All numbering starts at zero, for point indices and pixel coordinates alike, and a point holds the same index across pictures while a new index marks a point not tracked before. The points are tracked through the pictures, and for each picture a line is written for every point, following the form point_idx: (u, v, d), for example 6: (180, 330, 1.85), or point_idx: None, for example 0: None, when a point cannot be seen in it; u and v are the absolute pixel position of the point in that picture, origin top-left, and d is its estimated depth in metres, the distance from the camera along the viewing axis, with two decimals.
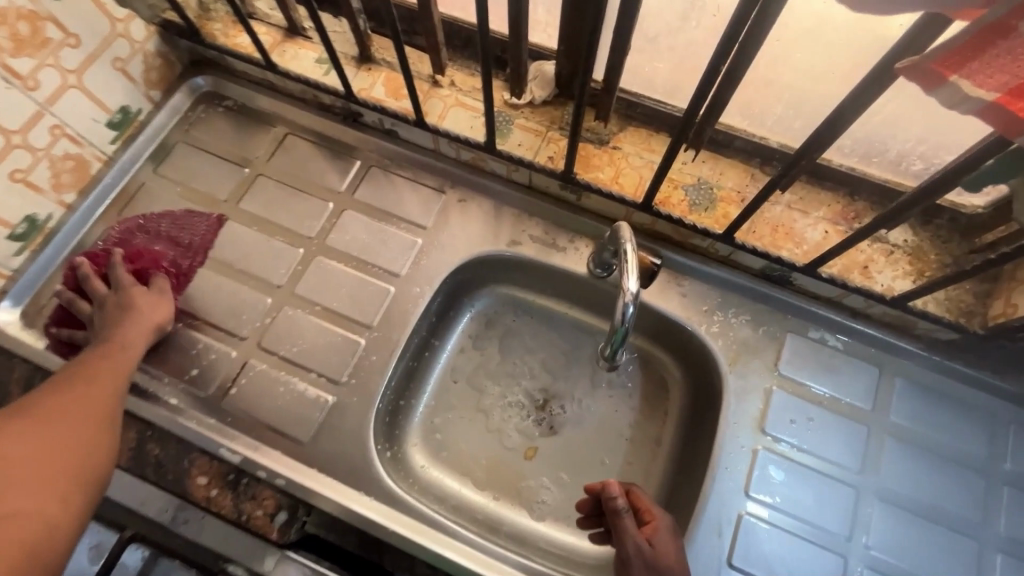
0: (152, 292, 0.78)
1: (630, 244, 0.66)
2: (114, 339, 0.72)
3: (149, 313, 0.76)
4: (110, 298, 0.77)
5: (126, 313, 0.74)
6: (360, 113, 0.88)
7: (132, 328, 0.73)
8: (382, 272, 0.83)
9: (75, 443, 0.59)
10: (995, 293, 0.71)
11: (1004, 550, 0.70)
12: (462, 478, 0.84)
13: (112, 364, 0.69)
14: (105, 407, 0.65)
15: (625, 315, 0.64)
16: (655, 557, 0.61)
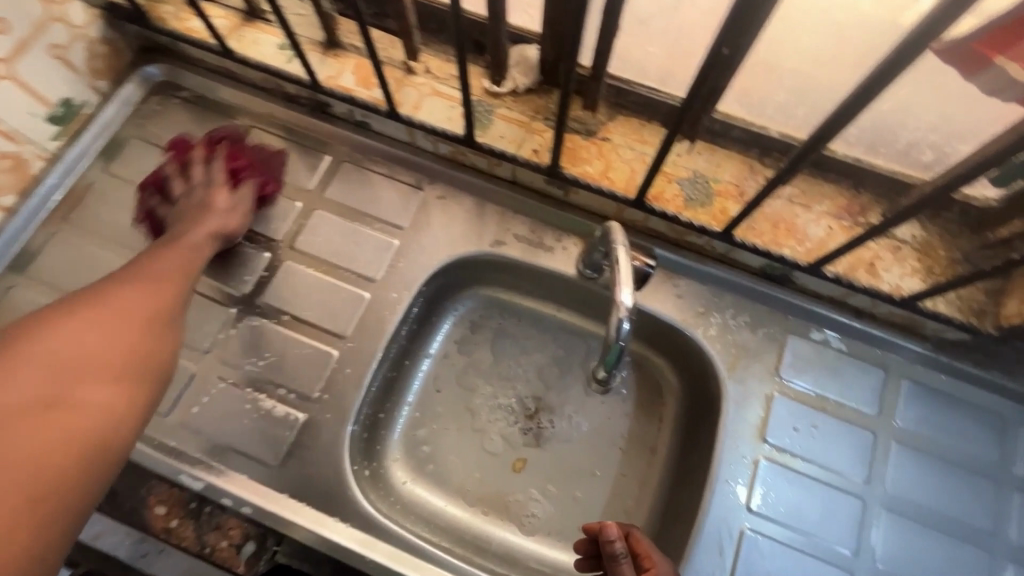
0: (231, 195, 0.75)
1: (620, 247, 0.61)
2: (191, 233, 0.71)
3: (219, 220, 0.73)
4: (202, 187, 0.76)
5: (202, 212, 0.73)
6: (328, 103, 0.81)
7: (200, 229, 0.71)
8: (356, 277, 0.77)
9: (140, 335, 0.60)
10: (1007, 290, 0.67)
11: (1017, 560, 0.67)
12: (447, 494, 0.79)
13: (184, 252, 0.68)
14: (172, 294, 0.64)
15: (620, 331, 0.59)
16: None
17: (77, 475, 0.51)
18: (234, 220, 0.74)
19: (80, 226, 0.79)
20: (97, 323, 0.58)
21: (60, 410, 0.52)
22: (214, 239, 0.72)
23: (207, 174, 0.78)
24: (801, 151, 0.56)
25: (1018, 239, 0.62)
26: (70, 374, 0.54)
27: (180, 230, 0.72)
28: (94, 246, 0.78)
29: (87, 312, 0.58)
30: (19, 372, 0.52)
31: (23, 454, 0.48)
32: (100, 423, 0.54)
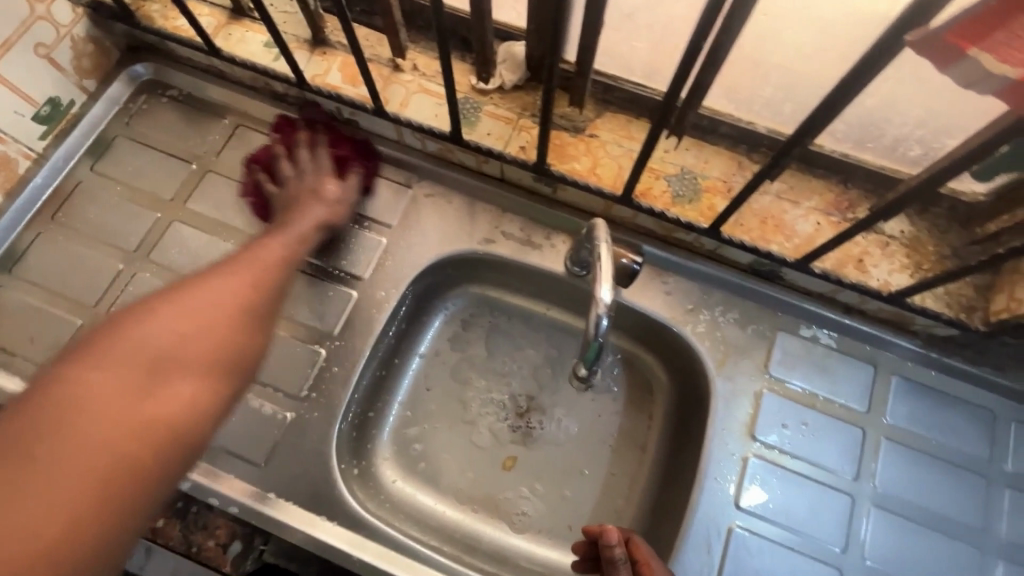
0: (341, 185, 0.74)
1: (602, 243, 0.60)
2: (301, 219, 0.69)
3: (324, 210, 0.72)
4: (310, 172, 0.74)
5: (312, 201, 0.71)
6: (316, 101, 0.81)
7: (308, 219, 0.70)
8: (344, 276, 0.77)
9: (234, 325, 0.50)
10: (996, 286, 0.67)
11: (1007, 557, 0.67)
12: (436, 493, 0.79)
13: (284, 247, 0.64)
14: (259, 282, 0.56)
15: (599, 328, 0.58)
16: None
17: (152, 470, 0.40)
18: (340, 211, 0.74)
19: (66, 225, 0.78)
20: (216, 303, 0.51)
21: (149, 400, 0.41)
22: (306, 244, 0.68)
23: (312, 157, 0.75)
24: (786, 147, 0.55)
25: (1009, 235, 0.62)
26: (172, 358, 0.44)
27: (283, 221, 0.69)
28: (81, 246, 0.77)
29: (209, 292, 0.51)
30: (120, 348, 0.43)
31: (94, 447, 0.37)
32: (184, 420, 0.43)
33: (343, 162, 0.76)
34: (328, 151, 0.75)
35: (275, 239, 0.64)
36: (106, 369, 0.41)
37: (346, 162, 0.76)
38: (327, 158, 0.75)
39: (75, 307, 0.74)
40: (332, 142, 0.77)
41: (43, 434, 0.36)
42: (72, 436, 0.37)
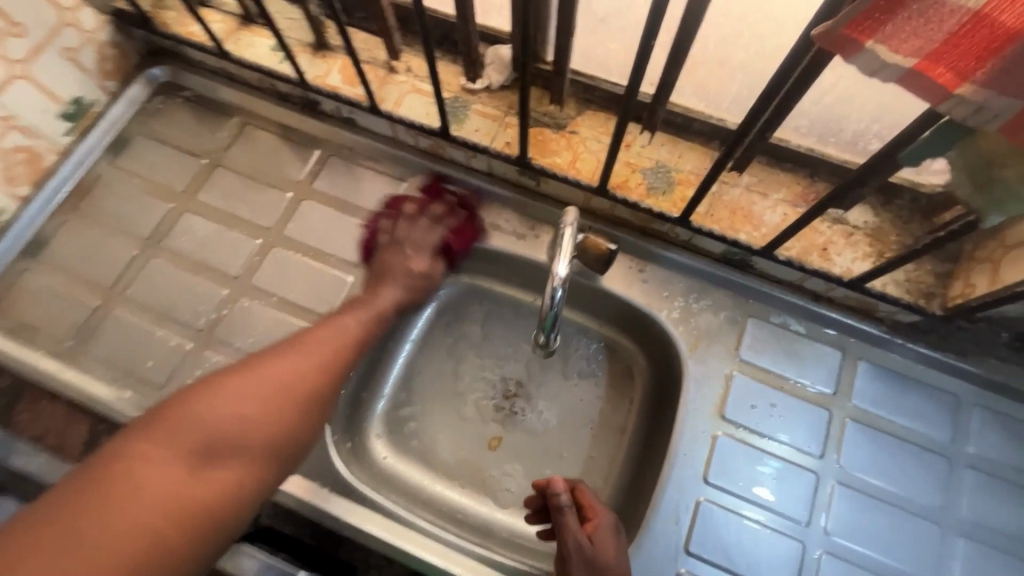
0: (431, 268, 0.81)
1: (568, 229, 0.63)
2: (381, 295, 0.76)
3: (407, 294, 0.78)
4: (413, 245, 0.80)
5: (399, 278, 0.78)
6: (318, 101, 0.87)
7: (395, 298, 0.76)
8: (340, 262, 0.82)
9: (280, 412, 0.63)
10: (955, 273, 0.70)
11: (967, 534, 0.70)
12: (424, 468, 0.83)
13: (351, 330, 0.71)
14: (314, 370, 0.67)
15: (554, 299, 0.63)
16: (594, 554, 0.62)
17: (182, 539, 0.52)
18: (420, 287, 0.80)
19: (87, 214, 0.85)
20: (260, 395, 0.62)
21: (195, 479, 0.55)
22: (381, 320, 0.75)
23: (422, 230, 0.81)
24: (744, 125, 0.59)
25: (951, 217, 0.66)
26: (219, 448, 0.58)
27: (362, 297, 0.76)
28: (99, 233, 0.83)
29: (257, 383, 0.63)
30: (184, 430, 0.57)
31: (145, 509, 0.51)
32: (219, 499, 0.56)
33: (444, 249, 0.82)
34: (439, 236, 0.81)
35: (340, 321, 0.71)
36: (171, 447, 0.56)
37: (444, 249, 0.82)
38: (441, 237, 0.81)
39: (92, 289, 0.80)
40: (459, 222, 0.82)
41: (110, 501, 0.50)
42: (130, 506, 0.51)
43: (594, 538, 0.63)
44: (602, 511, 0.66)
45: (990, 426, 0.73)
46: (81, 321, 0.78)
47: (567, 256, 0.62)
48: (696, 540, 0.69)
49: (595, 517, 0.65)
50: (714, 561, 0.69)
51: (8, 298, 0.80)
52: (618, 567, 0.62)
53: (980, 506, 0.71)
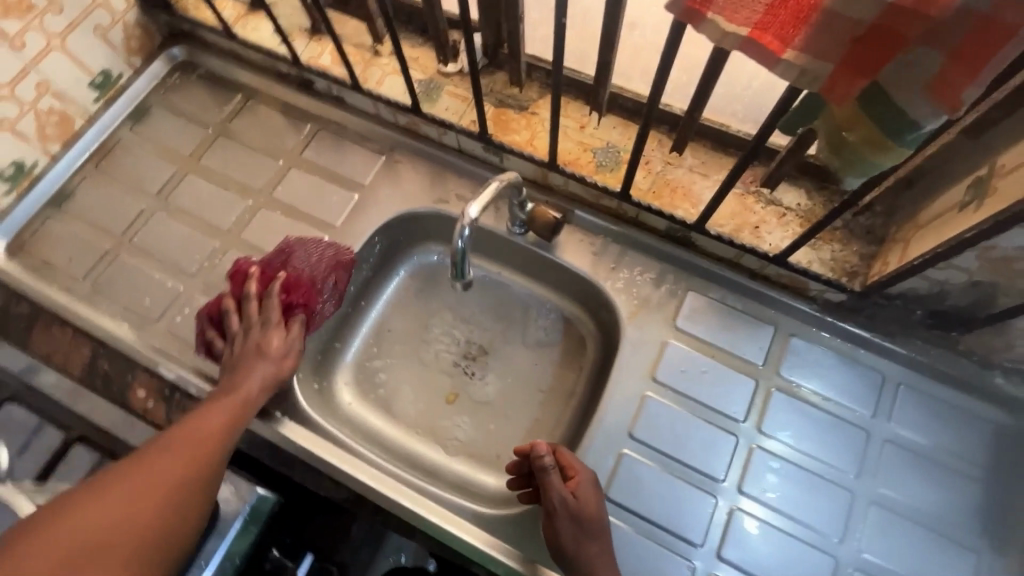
0: (286, 338, 0.78)
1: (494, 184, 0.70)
2: (246, 381, 0.72)
3: (262, 372, 0.74)
4: (254, 326, 0.78)
5: (259, 358, 0.75)
6: (311, 80, 0.97)
7: (255, 380, 0.73)
8: (320, 222, 0.91)
9: (176, 498, 0.57)
10: (878, 255, 0.74)
11: (878, 503, 0.73)
12: (384, 416, 0.91)
13: (225, 417, 0.67)
14: (208, 452, 0.62)
15: (463, 238, 0.68)
16: (577, 506, 0.67)
17: None
18: (285, 365, 0.77)
19: (105, 172, 0.96)
20: (146, 487, 0.56)
21: None
22: (248, 407, 0.71)
23: (262, 312, 0.79)
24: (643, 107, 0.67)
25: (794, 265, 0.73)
26: (93, 549, 0.51)
27: (224, 389, 0.72)
28: (115, 188, 0.95)
29: (142, 477, 0.57)
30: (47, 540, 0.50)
31: None
32: None
33: (292, 313, 0.81)
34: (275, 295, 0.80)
35: (214, 412, 0.68)
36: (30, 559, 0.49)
37: (291, 311, 0.81)
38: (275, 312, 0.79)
39: (105, 235, 0.91)
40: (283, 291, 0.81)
41: None
42: None
43: (578, 494, 0.68)
44: (582, 468, 0.71)
45: (911, 405, 0.77)
46: (93, 263, 0.89)
47: (482, 201, 0.67)
48: (617, 486, 0.75)
49: (577, 476, 0.70)
50: (632, 508, 0.74)
51: (35, 240, 0.91)
52: (598, 515, 0.68)
53: (894, 479, 0.74)
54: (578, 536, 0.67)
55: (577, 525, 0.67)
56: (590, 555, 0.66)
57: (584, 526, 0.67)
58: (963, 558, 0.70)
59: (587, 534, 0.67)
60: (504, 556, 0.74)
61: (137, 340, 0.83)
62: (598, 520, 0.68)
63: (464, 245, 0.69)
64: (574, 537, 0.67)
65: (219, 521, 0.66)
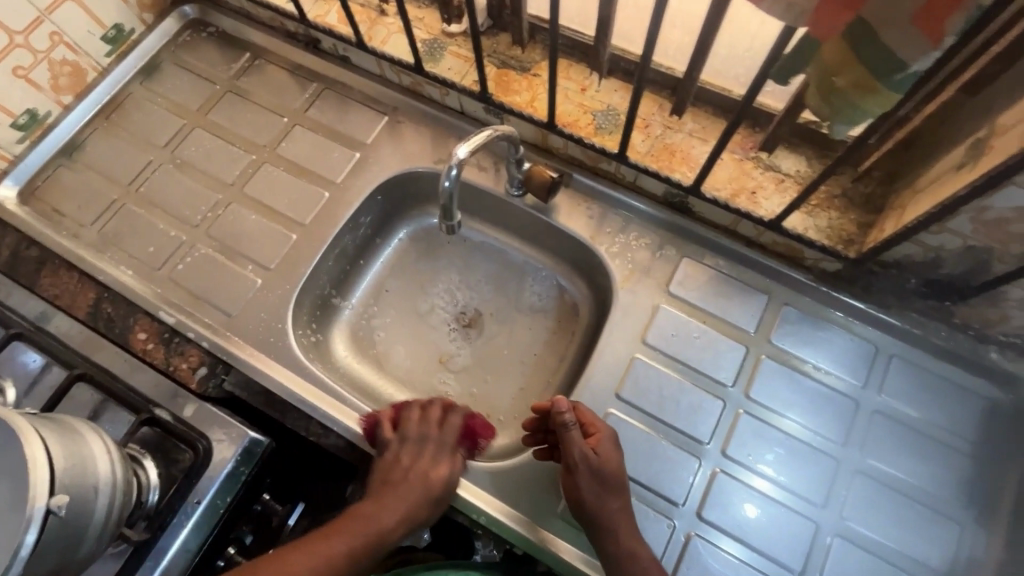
0: (451, 472, 0.73)
1: (487, 131, 0.71)
2: (389, 517, 0.68)
3: (413, 501, 0.69)
4: (435, 444, 0.75)
5: (418, 481, 0.71)
6: (318, 39, 0.98)
7: (400, 511, 0.68)
8: (322, 178, 0.92)
9: None
10: (873, 223, 0.73)
11: (864, 472, 0.73)
12: (378, 372, 0.92)
13: (352, 547, 0.64)
14: None
15: (451, 180, 0.69)
16: (599, 463, 0.68)
17: None
18: (437, 498, 0.71)
19: (116, 125, 0.98)
20: None
21: None
22: (376, 549, 0.66)
23: (441, 429, 0.76)
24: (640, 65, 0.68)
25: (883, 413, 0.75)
26: None
27: (365, 513, 0.68)
28: (125, 140, 0.97)
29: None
30: None
31: None
32: None
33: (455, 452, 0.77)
34: (462, 425, 0.78)
35: (345, 549, 0.64)
36: None
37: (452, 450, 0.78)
38: (452, 437, 0.76)
39: (114, 185, 0.93)
40: (467, 419, 0.79)
41: None
42: None
43: (603, 456, 0.69)
44: (602, 427, 0.72)
45: (904, 378, 0.76)
46: (101, 211, 0.91)
47: (471, 142, 0.69)
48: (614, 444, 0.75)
49: (599, 435, 0.71)
50: None
51: (46, 187, 0.94)
52: (618, 472, 0.69)
53: (883, 450, 0.74)
54: (602, 494, 0.68)
55: (603, 484, 0.68)
56: (611, 511, 0.67)
57: (605, 481, 0.68)
58: (948, 528, 0.70)
59: (613, 493, 0.68)
60: (487, 506, 0.75)
61: (142, 286, 0.86)
62: (620, 478, 0.69)
63: (452, 186, 0.69)
64: (596, 492, 0.68)
65: (211, 464, 0.72)
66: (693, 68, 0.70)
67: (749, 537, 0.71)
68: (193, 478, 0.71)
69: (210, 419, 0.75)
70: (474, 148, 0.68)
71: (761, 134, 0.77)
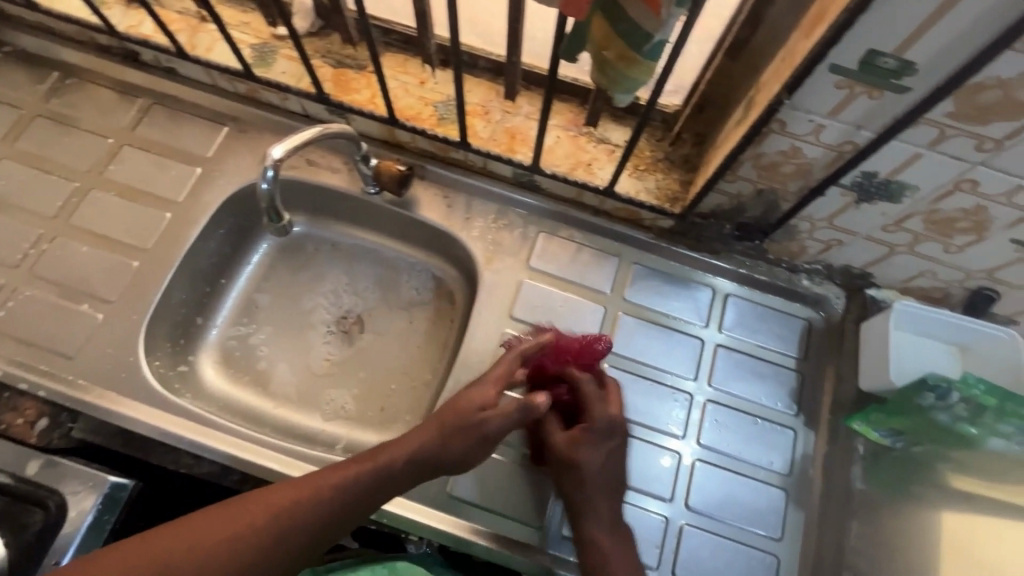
0: (476, 401, 0.69)
1: (307, 132, 0.71)
2: (400, 449, 0.65)
3: (427, 432, 0.67)
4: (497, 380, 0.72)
5: (444, 411, 0.69)
6: (136, 51, 0.91)
7: (418, 442, 0.66)
8: (160, 199, 0.87)
9: (259, 548, 0.57)
10: (691, 180, 0.82)
11: (715, 401, 0.82)
12: (252, 392, 0.88)
13: (351, 476, 0.62)
14: (309, 506, 0.60)
15: (268, 180, 0.69)
16: (569, 457, 0.72)
17: None
18: (461, 434, 0.67)
19: None
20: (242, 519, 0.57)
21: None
22: (383, 483, 0.64)
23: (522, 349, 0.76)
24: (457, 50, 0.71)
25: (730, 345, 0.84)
26: (184, 559, 0.54)
27: (379, 449, 0.66)
28: None
29: (248, 507, 0.58)
30: (164, 539, 0.55)
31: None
32: None
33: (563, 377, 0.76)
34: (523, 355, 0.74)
35: (331, 480, 0.61)
36: (134, 548, 0.54)
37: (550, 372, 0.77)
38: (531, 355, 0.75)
39: None
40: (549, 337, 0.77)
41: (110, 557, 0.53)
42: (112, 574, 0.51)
43: (581, 442, 0.72)
44: (598, 416, 0.73)
45: (739, 312, 0.86)
46: None
47: (290, 142, 0.69)
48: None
49: (591, 423, 0.73)
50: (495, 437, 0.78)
51: None
52: (589, 469, 0.71)
53: (730, 379, 0.83)
54: (562, 479, 0.73)
55: (568, 472, 0.72)
56: (575, 501, 0.71)
57: (573, 475, 0.72)
58: (786, 435, 0.80)
59: (574, 483, 0.71)
60: None
61: None
62: (591, 473, 0.71)
63: (271, 188, 0.69)
64: (566, 481, 0.72)
65: (66, 522, 0.65)
66: (513, 54, 0.76)
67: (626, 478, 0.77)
68: (46, 543, 0.64)
69: (60, 472, 0.67)
70: (293, 147, 0.69)
71: (586, 110, 0.85)
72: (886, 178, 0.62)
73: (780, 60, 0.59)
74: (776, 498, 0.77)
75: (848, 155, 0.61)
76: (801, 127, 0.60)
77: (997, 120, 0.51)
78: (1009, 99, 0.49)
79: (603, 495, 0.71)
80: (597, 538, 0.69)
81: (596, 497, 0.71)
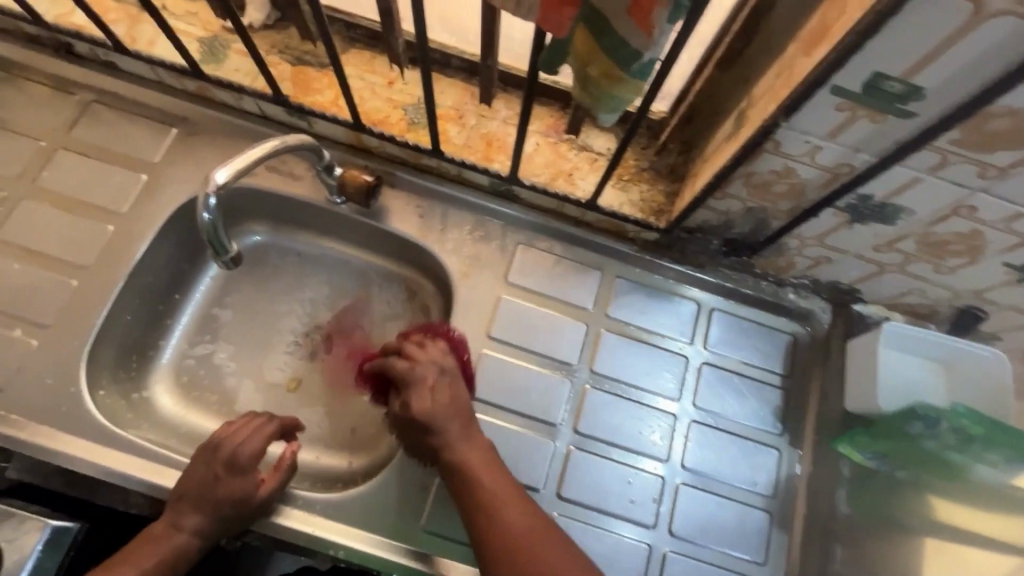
0: (251, 486, 0.67)
1: (252, 151, 0.64)
2: (181, 533, 0.65)
3: (201, 518, 0.65)
4: (230, 460, 0.67)
5: (216, 498, 0.65)
6: (70, 43, 0.82)
7: (194, 530, 0.65)
8: (101, 210, 0.79)
9: None
10: (677, 193, 0.78)
11: (699, 421, 0.79)
12: (211, 419, 0.82)
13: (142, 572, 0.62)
14: None
15: (209, 208, 0.61)
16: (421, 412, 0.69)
17: None
18: (243, 512, 0.67)
19: None
20: None
21: None
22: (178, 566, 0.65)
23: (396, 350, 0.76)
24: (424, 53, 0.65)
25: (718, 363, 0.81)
26: None
27: (155, 535, 0.64)
28: None
29: None
30: None
31: None
32: None
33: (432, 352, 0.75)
34: (270, 432, 0.72)
35: None
36: None
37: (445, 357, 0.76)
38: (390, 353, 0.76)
39: None
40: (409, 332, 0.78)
41: None
42: None
43: (423, 394, 0.70)
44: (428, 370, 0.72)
45: (726, 329, 0.82)
46: None
47: (235, 165, 0.62)
48: None
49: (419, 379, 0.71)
50: None
51: None
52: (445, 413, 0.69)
53: (716, 400, 0.79)
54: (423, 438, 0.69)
55: (419, 424, 0.69)
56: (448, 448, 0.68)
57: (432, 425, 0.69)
58: (771, 456, 0.78)
59: (424, 430, 0.69)
60: (343, 536, 0.69)
61: None
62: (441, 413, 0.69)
63: (213, 216, 0.62)
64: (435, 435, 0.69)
65: None
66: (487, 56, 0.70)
67: (607, 504, 0.74)
68: None
69: None
70: (239, 170, 0.62)
71: (566, 116, 0.80)
72: (882, 201, 0.59)
73: (774, 74, 0.55)
74: (760, 521, 0.75)
75: (845, 176, 0.58)
76: (795, 147, 0.56)
77: (1002, 148, 0.47)
78: (1018, 129, 0.45)
79: (460, 429, 0.69)
80: (470, 461, 0.67)
81: (455, 431, 0.69)
